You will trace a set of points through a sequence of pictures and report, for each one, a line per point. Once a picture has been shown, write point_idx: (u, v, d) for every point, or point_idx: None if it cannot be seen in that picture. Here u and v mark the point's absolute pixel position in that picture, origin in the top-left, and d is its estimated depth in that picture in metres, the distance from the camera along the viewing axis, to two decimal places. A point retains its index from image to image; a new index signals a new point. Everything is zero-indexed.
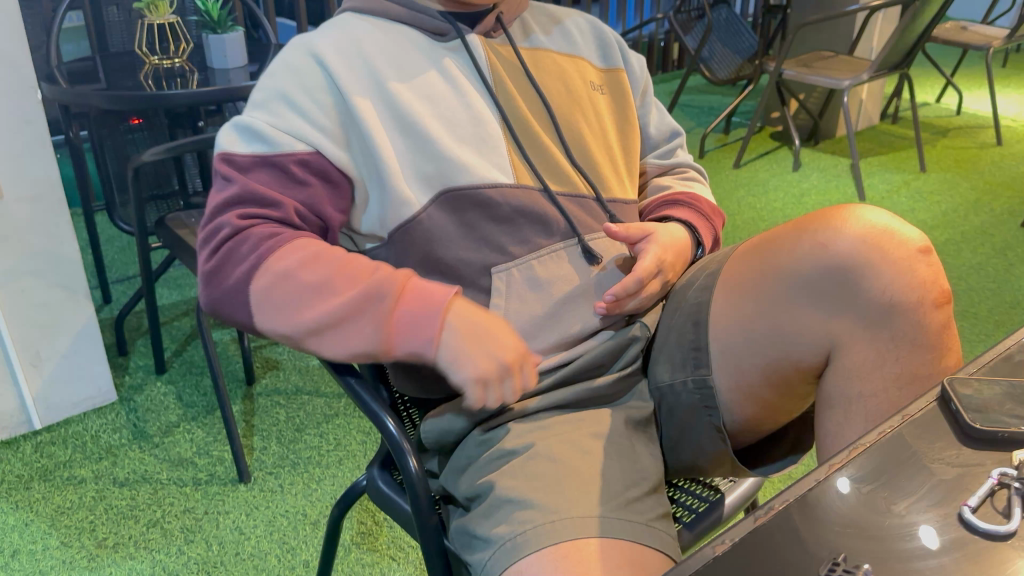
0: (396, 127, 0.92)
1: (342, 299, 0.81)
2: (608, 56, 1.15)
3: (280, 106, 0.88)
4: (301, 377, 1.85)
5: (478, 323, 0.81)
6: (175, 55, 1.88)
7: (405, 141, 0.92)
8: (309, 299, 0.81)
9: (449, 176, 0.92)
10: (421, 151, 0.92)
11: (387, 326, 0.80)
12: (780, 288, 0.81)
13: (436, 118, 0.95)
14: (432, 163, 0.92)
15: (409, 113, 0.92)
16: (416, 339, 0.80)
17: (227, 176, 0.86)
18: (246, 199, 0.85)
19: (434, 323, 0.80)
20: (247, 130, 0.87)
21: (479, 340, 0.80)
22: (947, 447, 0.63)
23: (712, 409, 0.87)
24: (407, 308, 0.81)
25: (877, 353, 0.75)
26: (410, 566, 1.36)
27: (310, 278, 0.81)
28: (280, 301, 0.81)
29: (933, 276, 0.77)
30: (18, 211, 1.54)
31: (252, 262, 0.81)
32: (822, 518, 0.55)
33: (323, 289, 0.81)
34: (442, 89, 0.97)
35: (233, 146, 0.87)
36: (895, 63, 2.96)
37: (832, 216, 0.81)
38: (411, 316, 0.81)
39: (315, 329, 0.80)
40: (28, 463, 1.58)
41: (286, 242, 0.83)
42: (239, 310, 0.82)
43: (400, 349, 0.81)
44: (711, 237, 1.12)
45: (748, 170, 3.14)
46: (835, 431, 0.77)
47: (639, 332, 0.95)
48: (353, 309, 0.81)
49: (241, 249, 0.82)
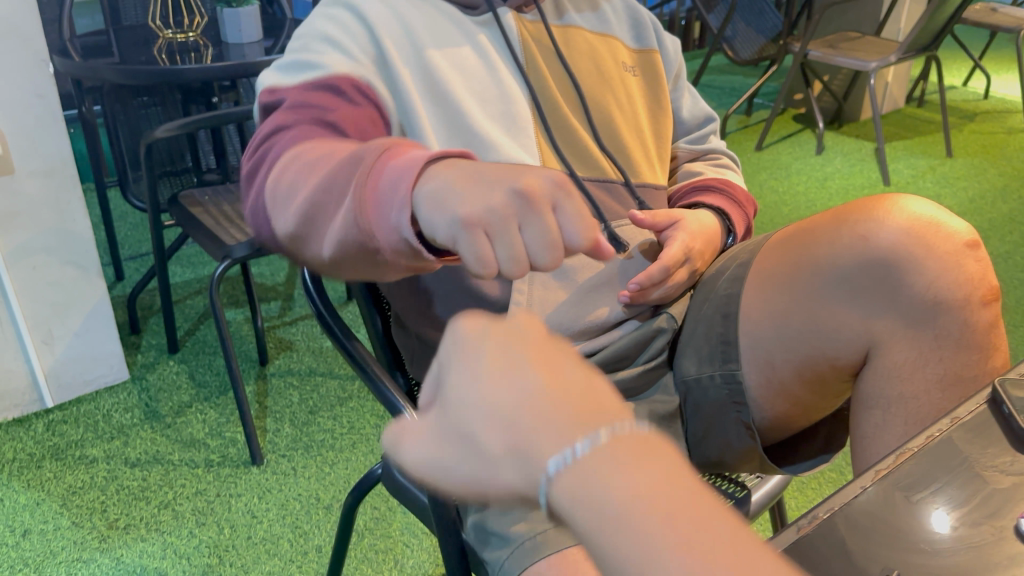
0: (428, 95, 0.89)
1: (333, 170, 0.67)
2: (641, 36, 1.11)
3: (323, 43, 0.82)
4: (314, 358, 1.83)
5: (478, 168, 0.60)
6: (189, 30, 1.85)
7: (436, 109, 0.89)
8: (304, 180, 0.69)
9: (478, 149, 0.89)
10: (450, 123, 0.89)
11: (362, 196, 0.63)
12: (817, 281, 0.78)
13: (467, 90, 0.91)
14: (461, 137, 0.89)
15: (442, 81, 0.89)
16: (391, 202, 0.62)
17: (278, 95, 0.78)
18: (298, 105, 0.76)
19: (409, 177, 0.62)
20: (291, 65, 0.81)
21: (477, 182, 0.57)
22: (1000, 454, 0.58)
23: (742, 406, 0.84)
24: (390, 160, 0.65)
25: (920, 353, 0.72)
26: (424, 553, 1.34)
27: (309, 159, 0.70)
28: (284, 187, 0.70)
29: (981, 272, 0.73)
30: (30, 187, 1.51)
31: (274, 155, 0.74)
32: (869, 528, 0.53)
33: (319, 164, 0.69)
34: (474, 63, 0.93)
35: (278, 81, 0.80)
36: (923, 45, 2.90)
37: (874, 206, 0.78)
38: (389, 173, 0.63)
39: (309, 218, 0.67)
40: (39, 441, 1.57)
41: (298, 138, 0.74)
42: (261, 216, 0.73)
43: (380, 223, 0.63)
44: (743, 226, 1.09)
45: (770, 153, 3.09)
46: (874, 433, 0.74)
47: (665, 324, 0.92)
48: (340, 180, 0.66)
49: (271, 149, 0.75)
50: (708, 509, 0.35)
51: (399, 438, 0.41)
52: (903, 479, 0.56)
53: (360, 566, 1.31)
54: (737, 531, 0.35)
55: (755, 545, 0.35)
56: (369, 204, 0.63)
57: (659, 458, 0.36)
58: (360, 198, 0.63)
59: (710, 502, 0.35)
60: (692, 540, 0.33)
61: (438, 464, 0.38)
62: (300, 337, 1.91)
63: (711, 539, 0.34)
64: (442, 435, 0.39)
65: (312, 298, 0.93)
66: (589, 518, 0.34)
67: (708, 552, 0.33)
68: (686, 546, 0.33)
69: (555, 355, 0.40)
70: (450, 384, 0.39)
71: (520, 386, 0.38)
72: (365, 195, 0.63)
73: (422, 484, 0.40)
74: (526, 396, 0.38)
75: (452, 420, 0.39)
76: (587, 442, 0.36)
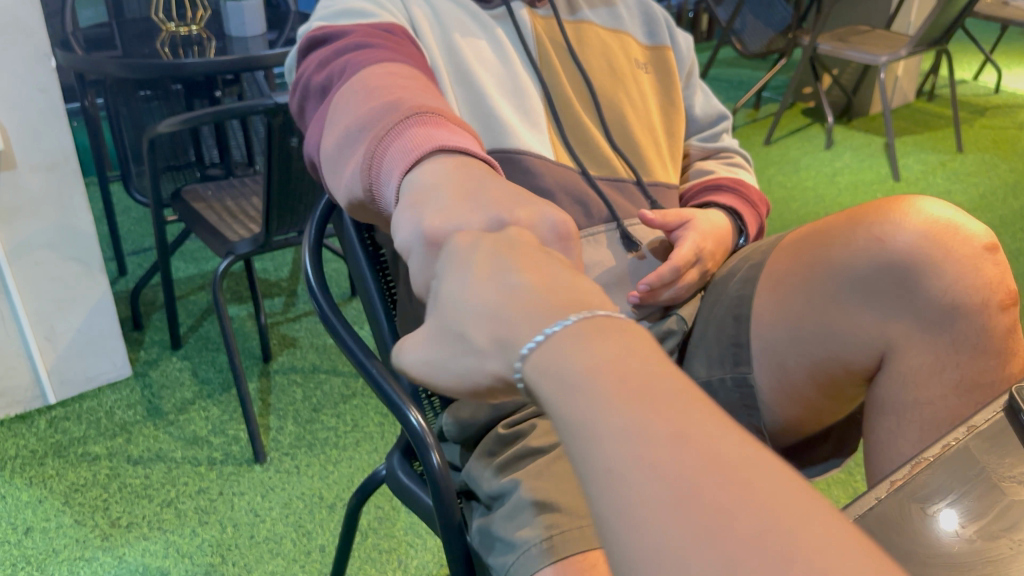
0: (452, 73, 0.88)
1: (361, 115, 0.66)
2: (654, 33, 1.08)
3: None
4: (318, 355, 1.82)
5: (479, 182, 0.56)
6: (193, 23, 1.83)
7: (458, 88, 0.88)
8: (336, 117, 0.69)
9: (496, 133, 0.88)
10: (471, 103, 0.88)
11: (372, 158, 0.62)
12: (831, 284, 0.76)
13: (486, 73, 0.91)
14: (482, 118, 0.88)
15: (465, 60, 0.89)
16: (390, 173, 0.61)
17: (343, 30, 0.80)
18: (363, 43, 0.77)
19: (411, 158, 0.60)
20: (334, 14, 0.84)
21: (468, 195, 0.54)
22: (1018, 464, 0.56)
23: (752, 409, 0.83)
24: (401, 138, 0.62)
25: (936, 358, 0.70)
26: (429, 553, 1.33)
27: (345, 97, 0.70)
28: (327, 114, 0.71)
29: (999, 276, 0.71)
30: (32, 182, 1.50)
31: (331, 80, 0.75)
32: (886, 541, 0.50)
33: (351, 106, 0.69)
34: (490, 54, 0.92)
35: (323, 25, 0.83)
36: (935, 39, 2.86)
37: (890, 208, 0.76)
38: (395, 147, 0.62)
39: (331, 155, 0.68)
40: (42, 438, 1.56)
41: (349, 69, 0.74)
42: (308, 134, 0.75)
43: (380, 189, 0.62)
44: (755, 226, 1.07)
45: (779, 147, 3.06)
46: (887, 439, 0.73)
47: (676, 325, 0.89)
48: (366, 125, 0.65)
49: (331, 72, 0.76)
50: (661, 373, 0.39)
51: (405, 341, 0.49)
52: (919, 489, 0.54)
53: (363, 566, 1.30)
54: (690, 393, 0.39)
55: (701, 403, 0.38)
56: (375, 168, 0.62)
57: (622, 335, 0.41)
58: (373, 154, 0.63)
59: (664, 369, 0.40)
60: (638, 392, 0.38)
61: (435, 360, 0.47)
62: (303, 333, 1.90)
63: (655, 396, 0.38)
64: (440, 334, 0.47)
65: (315, 297, 0.91)
66: (554, 381, 0.40)
67: (645, 402, 0.37)
68: (627, 401, 0.38)
69: (540, 261, 0.47)
70: (445, 290, 0.47)
71: (508, 283, 0.45)
72: (377, 156, 0.62)
73: (424, 381, 0.48)
74: (508, 292, 0.44)
75: (447, 321, 0.46)
76: (565, 320, 0.42)
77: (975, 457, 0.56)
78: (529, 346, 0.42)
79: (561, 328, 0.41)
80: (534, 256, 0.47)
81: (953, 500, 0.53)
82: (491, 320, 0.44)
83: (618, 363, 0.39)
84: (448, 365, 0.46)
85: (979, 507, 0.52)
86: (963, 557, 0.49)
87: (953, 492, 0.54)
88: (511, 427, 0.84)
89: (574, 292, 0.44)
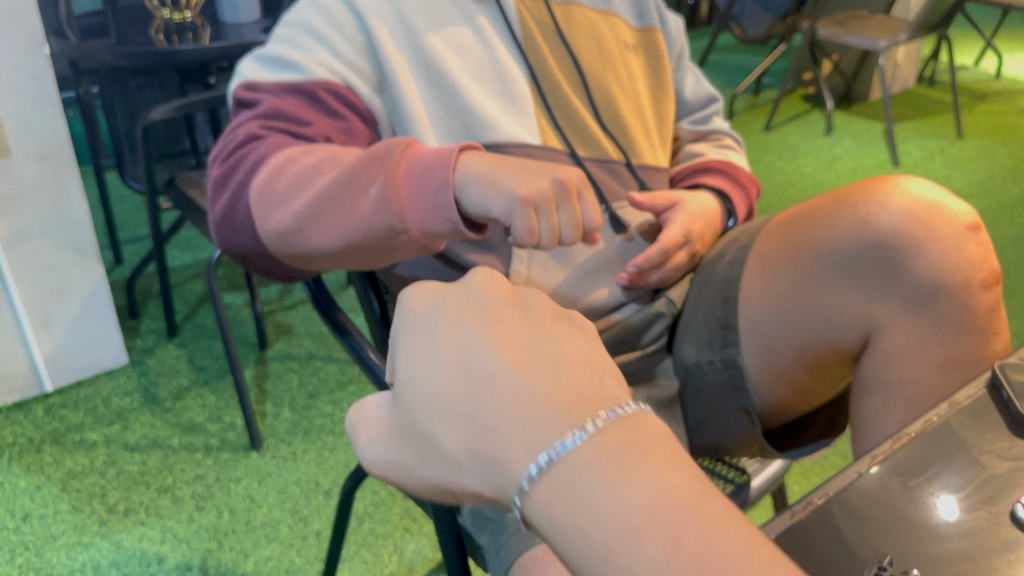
0: (423, 77, 0.88)
1: (344, 172, 0.72)
2: (643, 14, 1.07)
3: (307, 39, 0.83)
4: (314, 342, 1.82)
5: (510, 161, 0.72)
6: (187, 9, 1.82)
7: (430, 90, 0.88)
8: (304, 186, 0.73)
9: (475, 131, 0.89)
10: (445, 104, 0.89)
11: (393, 182, 0.70)
12: (818, 265, 0.76)
13: (464, 68, 0.90)
14: (457, 119, 0.89)
15: (437, 61, 0.88)
16: (428, 186, 0.70)
17: (254, 99, 0.81)
18: (273, 117, 0.80)
19: (447, 165, 0.70)
20: (276, 61, 0.83)
21: (518, 169, 0.70)
22: (998, 439, 0.56)
23: (741, 391, 0.81)
24: (415, 162, 0.71)
25: (920, 338, 0.70)
26: (423, 538, 1.34)
27: (299, 168, 0.74)
28: (277, 187, 0.74)
29: (981, 254, 0.71)
30: (26, 170, 1.50)
31: (254, 162, 0.77)
32: (864, 514, 0.49)
33: (318, 170, 0.73)
34: (470, 43, 0.91)
35: (259, 76, 0.83)
36: (935, 23, 2.85)
37: (875, 187, 0.75)
38: (419, 163, 0.71)
39: (315, 212, 0.73)
40: (39, 426, 1.56)
41: (285, 142, 0.77)
42: (242, 218, 0.77)
43: (411, 205, 0.70)
44: (745, 208, 1.07)
45: (778, 133, 3.05)
46: (873, 418, 0.72)
47: (664, 307, 0.91)
48: (359, 174, 0.72)
49: (248, 155, 0.78)
50: (709, 515, 0.39)
51: (371, 440, 0.51)
52: (901, 464, 0.54)
53: (359, 551, 1.31)
54: (752, 545, 0.39)
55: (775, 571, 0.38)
56: (403, 189, 0.70)
57: (648, 463, 0.40)
58: (391, 183, 0.70)
59: (710, 507, 0.40)
60: (695, 561, 0.38)
61: (405, 460, 0.48)
62: (299, 321, 1.90)
63: (716, 561, 0.38)
64: (414, 432, 0.47)
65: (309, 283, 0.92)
66: (581, 538, 0.39)
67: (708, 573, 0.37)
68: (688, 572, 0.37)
69: (520, 335, 0.47)
70: (421, 385, 0.47)
71: (485, 371, 0.45)
72: (395, 186, 0.70)
73: (393, 476, 0.49)
74: (486, 378, 0.44)
75: (420, 417, 0.46)
76: (571, 439, 0.41)
77: (956, 433, 0.56)
78: (531, 475, 0.41)
79: (572, 453, 0.40)
80: (516, 332, 0.48)
81: (932, 474, 0.53)
82: (474, 430, 0.44)
83: (656, 512, 0.39)
84: (422, 469, 0.47)
85: (959, 482, 0.52)
86: (942, 529, 0.49)
87: (931, 466, 0.53)
88: None
89: (561, 378, 0.45)
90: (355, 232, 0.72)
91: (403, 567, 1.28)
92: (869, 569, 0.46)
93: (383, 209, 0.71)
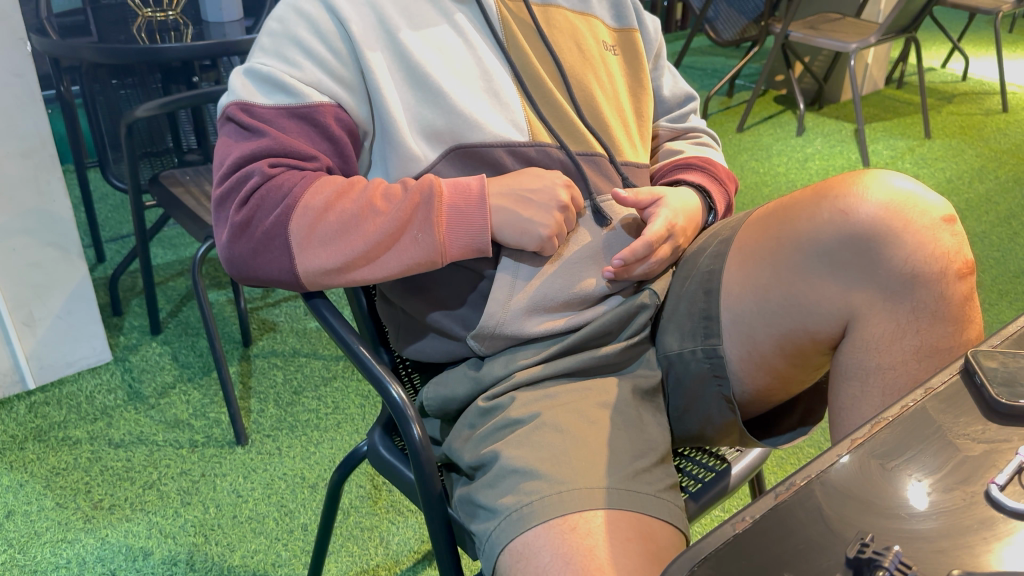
0: (405, 79, 0.91)
1: (392, 220, 0.84)
2: (621, 15, 1.10)
3: (295, 53, 0.87)
4: (298, 339, 1.83)
5: (514, 186, 0.88)
6: (168, 8, 1.83)
7: (413, 93, 0.90)
8: (351, 230, 0.84)
9: (459, 131, 0.91)
10: (429, 104, 0.90)
11: (439, 229, 0.85)
12: (798, 256, 0.79)
13: (446, 67, 0.92)
14: (442, 118, 0.90)
15: (418, 63, 0.90)
16: (468, 229, 0.86)
17: (254, 128, 0.86)
18: (276, 152, 0.85)
19: (479, 210, 0.86)
20: (267, 80, 0.87)
21: (529, 200, 0.87)
22: (972, 423, 0.56)
23: (722, 379, 0.86)
24: (452, 204, 0.86)
25: (897, 325, 0.74)
26: (410, 531, 1.35)
27: (342, 212, 0.84)
28: (323, 234, 0.84)
29: (956, 246, 0.74)
30: (9, 166, 1.51)
31: (285, 210, 0.83)
32: (845, 495, 0.50)
33: (363, 215, 0.84)
34: (450, 42, 0.94)
35: (252, 97, 0.87)
36: (903, 26, 2.91)
37: (853, 180, 0.78)
38: (454, 208, 0.86)
39: (369, 255, 0.84)
40: (21, 423, 1.56)
41: (313, 181, 0.84)
42: (278, 261, 0.84)
43: (454, 245, 0.86)
44: (723, 203, 1.11)
45: (752, 133, 3.11)
46: (851, 403, 0.76)
47: (648, 299, 0.92)
48: (405, 220, 0.85)
49: (273, 202, 0.83)
50: None
51: None
52: (880, 446, 0.54)
53: (346, 544, 1.32)
54: None
55: None
56: (444, 231, 0.85)
57: None
58: (437, 230, 0.85)
59: None
60: None
61: None
62: (283, 318, 1.91)
63: None
64: None
65: None
66: None
67: None
68: None
69: None
70: None
71: None
72: (440, 229, 0.85)
73: None
74: None
75: None
76: None
77: (932, 418, 0.56)
78: None
79: None
80: None
81: (908, 457, 0.53)
82: None
83: None
84: None
85: (933, 466, 0.52)
86: (917, 511, 0.49)
87: (910, 449, 0.54)
88: (490, 400, 0.87)
89: None
90: (406, 266, 0.86)
91: (389, 558, 1.30)
92: (852, 548, 0.46)
93: (429, 247, 0.85)
